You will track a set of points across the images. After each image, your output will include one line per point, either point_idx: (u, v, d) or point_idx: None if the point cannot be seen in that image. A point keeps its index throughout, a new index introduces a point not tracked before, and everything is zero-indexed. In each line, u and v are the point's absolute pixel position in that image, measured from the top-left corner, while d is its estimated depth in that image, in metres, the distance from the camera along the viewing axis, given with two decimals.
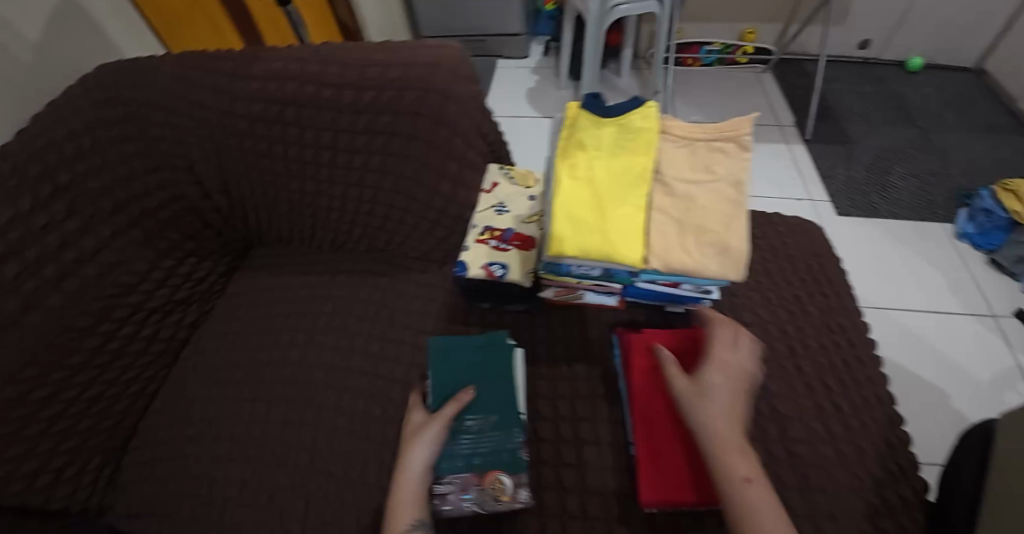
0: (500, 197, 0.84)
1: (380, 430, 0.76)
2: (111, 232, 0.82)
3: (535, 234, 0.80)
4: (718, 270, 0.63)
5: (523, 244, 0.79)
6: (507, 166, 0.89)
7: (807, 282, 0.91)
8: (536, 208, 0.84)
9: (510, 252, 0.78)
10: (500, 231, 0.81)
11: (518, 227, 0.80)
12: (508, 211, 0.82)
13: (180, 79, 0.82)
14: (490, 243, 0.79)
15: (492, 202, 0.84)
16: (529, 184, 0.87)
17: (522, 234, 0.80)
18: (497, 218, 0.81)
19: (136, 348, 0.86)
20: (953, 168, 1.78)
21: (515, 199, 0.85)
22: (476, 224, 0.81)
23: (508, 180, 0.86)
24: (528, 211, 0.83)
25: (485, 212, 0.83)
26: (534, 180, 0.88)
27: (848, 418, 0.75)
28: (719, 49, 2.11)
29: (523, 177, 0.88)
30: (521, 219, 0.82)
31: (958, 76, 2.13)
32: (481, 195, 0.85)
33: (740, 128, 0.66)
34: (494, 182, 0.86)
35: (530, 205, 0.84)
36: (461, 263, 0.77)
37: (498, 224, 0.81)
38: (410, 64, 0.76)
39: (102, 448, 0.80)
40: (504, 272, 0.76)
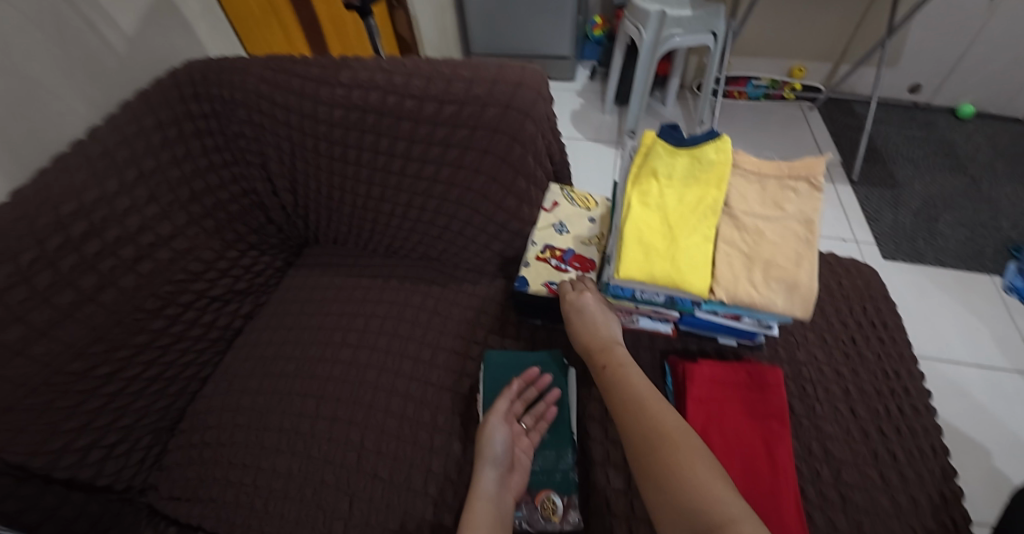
0: (560, 217, 0.86)
1: (426, 437, 0.77)
2: (185, 220, 0.86)
3: (595, 257, 0.81)
4: (785, 307, 0.63)
5: (583, 266, 0.80)
6: (569, 188, 0.90)
7: (863, 325, 0.90)
8: (597, 230, 0.85)
9: (571, 272, 0.79)
10: (560, 250, 0.83)
11: (578, 248, 0.82)
12: (568, 231, 0.84)
13: (267, 81, 0.84)
14: (551, 262, 0.81)
15: (552, 220, 0.85)
16: (591, 206, 0.88)
17: (583, 255, 0.81)
18: (558, 238, 0.83)
19: (196, 333, 0.89)
20: (1005, 220, 1.73)
21: (575, 219, 0.86)
22: (537, 243, 0.83)
23: (567, 200, 0.88)
24: (588, 233, 0.84)
25: (545, 231, 0.84)
26: (594, 202, 0.89)
27: (904, 468, 0.73)
28: (766, 85, 2.11)
29: (583, 199, 0.89)
30: (581, 240, 0.83)
31: (1013, 126, 2.08)
32: (541, 212, 0.87)
33: (814, 167, 0.66)
34: (554, 202, 0.87)
35: (591, 226, 0.85)
36: (522, 279, 0.79)
37: (559, 244, 0.83)
38: (494, 82, 0.77)
39: (154, 428, 0.83)
40: None
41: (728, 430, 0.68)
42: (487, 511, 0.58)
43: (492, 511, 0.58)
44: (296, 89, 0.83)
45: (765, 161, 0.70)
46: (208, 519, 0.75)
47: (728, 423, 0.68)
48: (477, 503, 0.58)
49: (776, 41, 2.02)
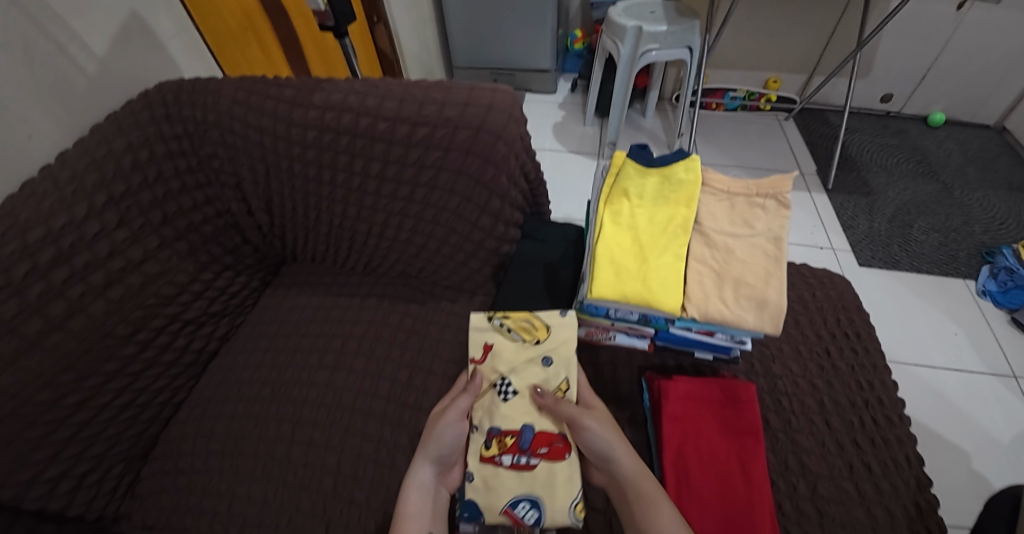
0: (502, 368, 0.76)
1: (404, 460, 0.76)
2: (157, 243, 0.84)
3: (558, 430, 0.71)
4: (755, 324, 0.63)
5: (546, 453, 0.70)
6: (502, 313, 0.79)
7: (836, 336, 0.91)
8: (549, 376, 0.75)
9: (533, 472, 0.69)
10: (513, 437, 0.71)
11: (535, 425, 0.71)
12: (513, 394, 0.74)
13: (238, 102, 0.84)
14: (503, 462, 0.69)
15: (493, 380, 0.75)
16: (534, 337, 0.77)
17: (542, 432, 0.71)
18: (506, 418, 0.72)
19: (169, 358, 0.87)
20: (977, 224, 1.78)
21: (521, 369, 0.76)
22: (480, 431, 0.72)
23: (504, 336, 0.78)
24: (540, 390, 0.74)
25: (488, 397, 0.74)
26: (540, 330, 0.77)
27: (878, 479, 0.74)
28: (743, 96, 2.15)
29: (525, 328, 0.78)
30: (534, 406, 0.73)
31: (982, 133, 2.14)
32: (476, 369, 0.76)
33: (781, 185, 0.68)
34: (488, 347, 0.77)
35: (545, 374, 0.75)
36: (471, 506, 0.68)
37: (508, 426, 0.72)
38: (466, 105, 0.78)
39: (125, 456, 0.81)
40: (533, 509, 0.67)
41: (703, 448, 0.69)
42: (423, 506, 0.64)
43: (426, 507, 0.64)
44: (269, 110, 0.83)
45: (734, 179, 0.71)
46: None
47: (704, 440, 0.69)
48: (412, 497, 0.64)
49: (750, 53, 2.07)
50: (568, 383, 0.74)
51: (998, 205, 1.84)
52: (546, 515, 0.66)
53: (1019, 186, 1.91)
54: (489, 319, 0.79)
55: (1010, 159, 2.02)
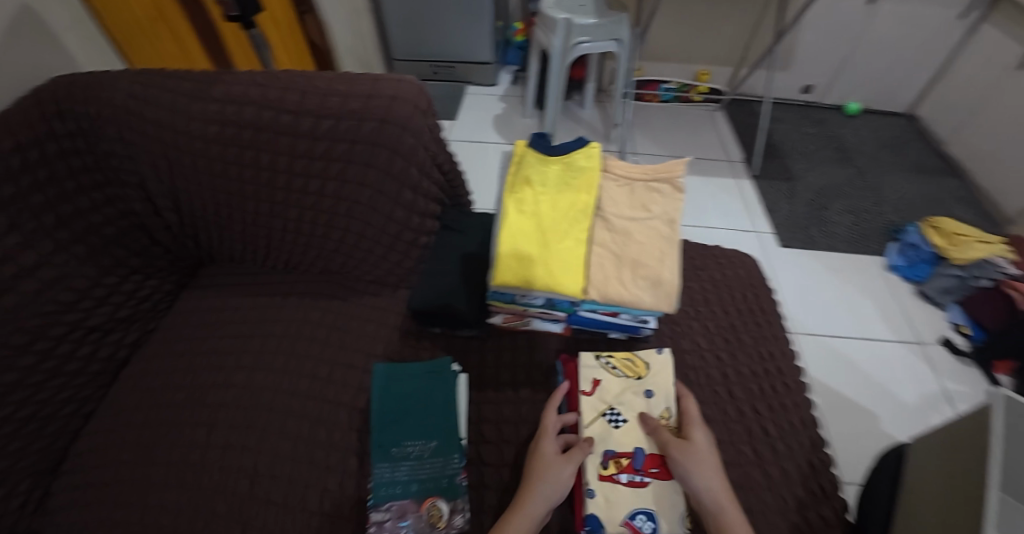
0: (609, 400, 0.72)
1: (323, 455, 0.76)
2: (53, 248, 0.79)
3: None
4: (651, 302, 0.67)
5: (659, 471, 0.66)
6: (606, 352, 0.77)
7: (742, 311, 0.97)
8: (655, 406, 0.71)
9: (648, 488, 0.64)
10: (626, 455, 0.67)
11: (647, 447, 0.68)
12: (624, 422, 0.70)
13: (134, 97, 0.81)
14: (621, 478, 0.65)
15: (600, 408, 0.71)
16: (638, 374, 0.75)
17: (654, 454, 0.67)
18: (616, 438, 0.68)
19: (73, 367, 0.83)
20: (886, 205, 1.92)
21: (625, 399, 0.72)
22: (595, 453, 0.67)
23: (610, 373, 0.75)
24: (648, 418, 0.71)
25: (598, 425, 0.70)
26: (642, 366, 0.75)
27: (775, 442, 0.80)
28: (675, 88, 2.23)
29: (627, 366, 0.76)
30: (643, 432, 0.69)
31: (892, 120, 2.32)
32: (583, 398, 0.72)
33: (674, 171, 0.72)
34: (596, 380, 0.74)
35: (648, 405, 0.71)
36: (594, 519, 0.62)
37: (623, 448, 0.68)
38: (371, 96, 0.78)
39: (29, 473, 0.76)
40: (650, 523, 0.62)
41: None
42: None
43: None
44: (167, 105, 0.80)
45: (634, 165, 0.75)
46: None
47: None
48: (521, 528, 0.58)
49: (680, 46, 2.15)
50: (671, 413, 0.71)
51: (904, 187, 2.00)
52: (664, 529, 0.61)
53: (922, 169, 2.08)
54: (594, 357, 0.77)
55: (916, 144, 2.20)
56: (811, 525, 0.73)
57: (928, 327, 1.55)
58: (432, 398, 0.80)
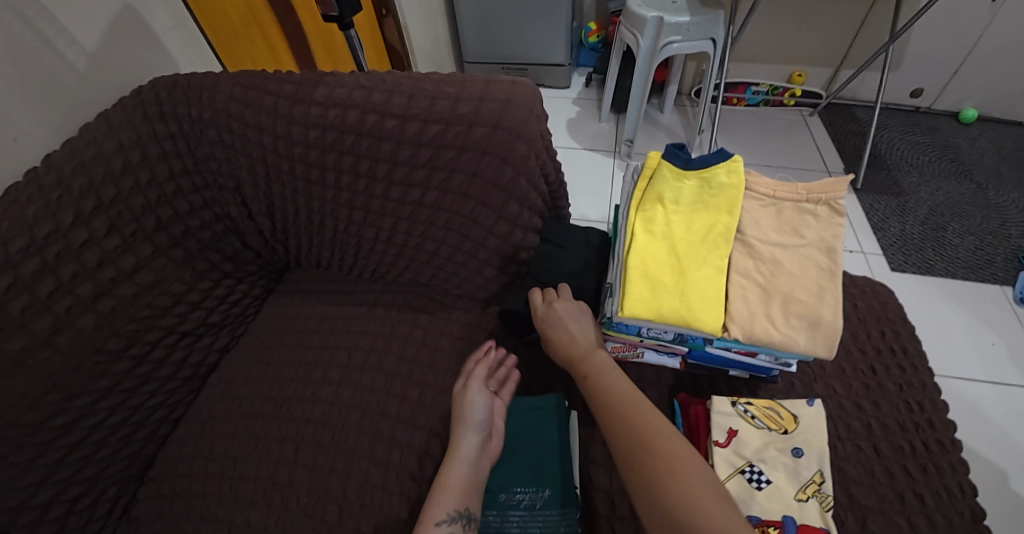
0: (748, 455, 0.62)
1: (413, 485, 0.71)
2: (151, 252, 0.78)
3: (824, 526, 0.56)
4: (806, 346, 0.57)
5: None
6: (742, 397, 0.66)
7: (881, 351, 0.84)
8: (806, 469, 0.60)
9: None
10: (774, 525, 0.57)
11: (800, 517, 0.57)
12: (768, 483, 0.59)
13: (238, 100, 0.78)
14: None
15: (738, 464, 0.61)
16: (783, 427, 0.64)
17: (808, 526, 0.57)
18: (761, 503, 0.58)
19: (165, 373, 0.82)
20: (1014, 227, 1.68)
21: (768, 455, 0.62)
22: None
23: (749, 422, 0.64)
24: (795, 481, 0.60)
25: (736, 485, 0.60)
26: (789, 418, 0.64)
27: (933, 514, 0.67)
28: (766, 90, 2.06)
29: (769, 416, 0.65)
30: (791, 497, 0.59)
31: (1019, 130, 2.04)
32: (716, 449, 0.62)
33: (835, 189, 0.60)
34: (731, 430, 0.63)
35: (796, 466, 0.60)
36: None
37: (768, 515, 0.57)
38: (482, 100, 0.72)
39: (120, 477, 0.76)
40: None
41: None
42: (461, 481, 0.62)
43: (466, 483, 0.61)
44: (268, 107, 0.77)
45: (778, 182, 0.64)
46: None
47: None
48: (455, 472, 0.62)
49: (773, 46, 1.98)
50: (826, 478, 0.59)
51: None
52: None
53: None
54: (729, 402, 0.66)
55: None
56: None
57: None
58: (542, 437, 0.74)
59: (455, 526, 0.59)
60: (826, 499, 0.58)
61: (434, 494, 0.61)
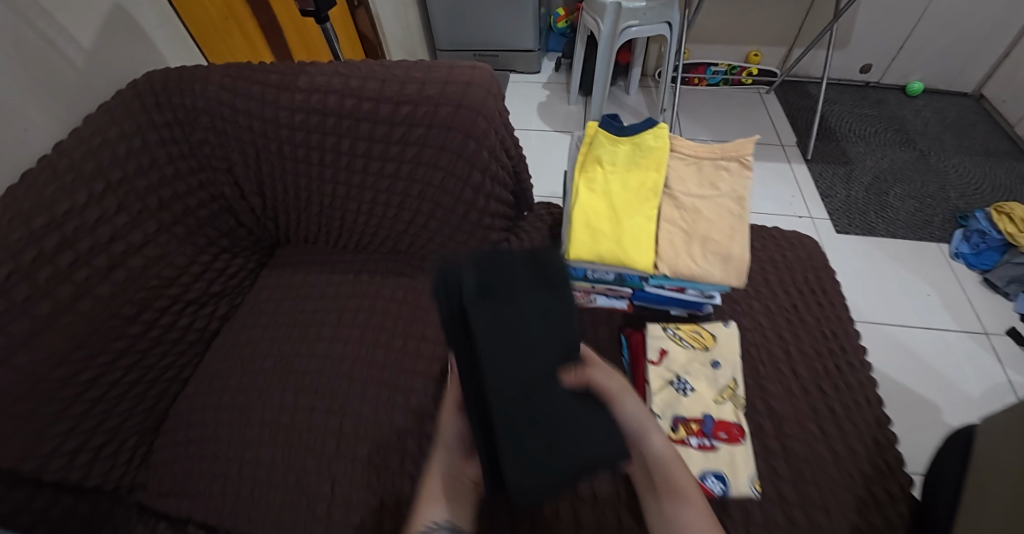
0: (676, 370, 0.80)
1: (401, 419, 0.82)
2: (156, 228, 0.87)
3: (736, 419, 0.76)
4: (720, 277, 0.69)
5: (727, 436, 0.74)
6: (672, 324, 0.85)
7: (804, 292, 0.97)
8: (721, 377, 0.79)
9: (719, 453, 0.73)
10: (695, 421, 0.76)
11: (715, 413, 0.76)
12: (692, 390, 0.78)
13: (227, 89, 0.86)
14: (692, 441, 0.75)
15: (669, 376, 0.80)
16: (706, 345, 0.82)
17: (721, 420, 0.75)
18: (686, 404, 0.77)
19: (174, 336, 0.91)
20: (952, 190, 1.83)
21: (692, 369, 0.80)
22: (665, 419, 0.77)
23: (676, 344, 0.83)
24: (713, 387, 0.79)
25: (667, 393, 0.78)
26: (709, 338, 0.83)
27: (841, 420, 0.80)
28: (725, 70, 2.19)
29: (694, 338, 0.83)
30: (711, 400, 0.78)
31: (959, 101, 2.18)
32: (652, 367, 0.81)
33: (743, 148, 0.72)
34: (663, 351, 0.82)
35: (715, 374, 0.79)
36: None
37: (691, 414, 0.77)
38: (446, 82, 0.82)
39: (138, 429, 0.86)
40: (723, 486, 0.71)
41: None
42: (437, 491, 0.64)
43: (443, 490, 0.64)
44: (256, 95, 0.86)
45: (701, 143, 0.75)
46: (196, 512, 0.78)
47: None
48: (432, 484, 0.65)
49: (729, 28, 2.10)
50: (737, 383, 0.78)
51: (973, 171, 1.89)
52: (733, 487, 0.70)
53: (991, 152, 1.96)
54: (661, 329, 0.85)
55: (985, 125, 2.07)
56: (879, 500, 0.74)
57: (995, 319, 1.48)
58: None
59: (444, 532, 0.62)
60: (737, 399, 0.77)
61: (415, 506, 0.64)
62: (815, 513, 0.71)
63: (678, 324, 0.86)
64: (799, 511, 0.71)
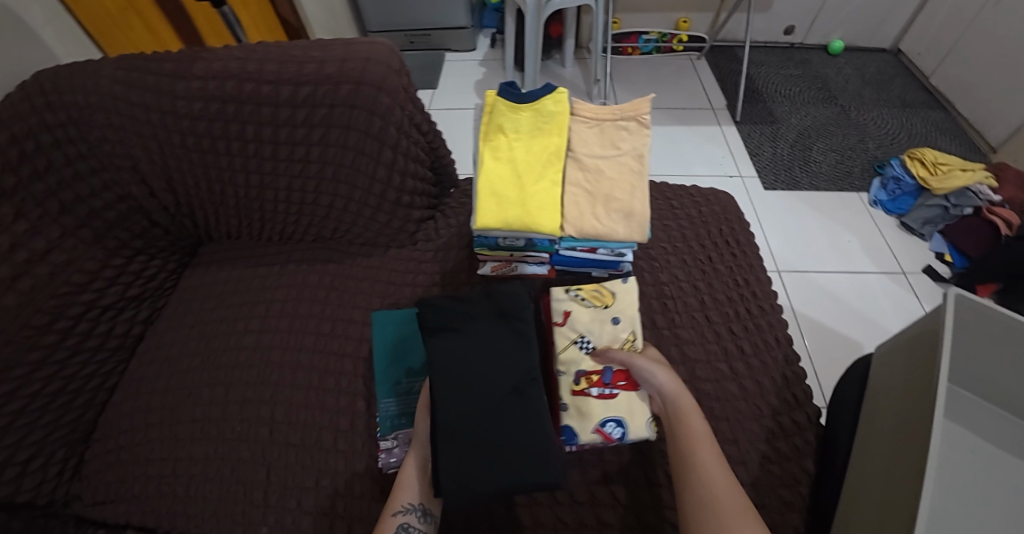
0: (579, 329, 0.82)
1: (333, 401, 0.83)
2: (60, 233, 0.83)
3: None
4: (625, 233, 0.73)
5: (627, 384, 0.76)
6: (575, 286, 0.87)
7: (718, 244, 1.02)
8: (622, 330, 0.82)
9: (618, 400, 0.74)
10: (596, 373, 0.77)
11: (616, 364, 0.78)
12: (593, 346, 0.80)
13: (121, 83, 0.83)
14: (592, 392, 0.75)
15: (571, 336, 0.82)
16: (607, 302, 0.85)
17: (621, 369, 0.77)
18: (586, 359, 0.79)
19: (93, 344, 0.88)
20: (871, 141, 1.91)
21: (594, 326, 0.83)
22: (567, 374, 0.78)
23: (580, 304, 0.85)
24: (615, 341, 0.81)
25: (570, 351, 0.80)
26: (609, 296, 0.85)
27: (749, 358, 0.87)
28: (656, 38, 2.22)
29: (595, 297, 0.86)
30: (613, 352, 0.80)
31: (878, 57, 2.27)
32: (555, 329, 0.83)
33: (639, 108, 0.77)
34: (566, 312, 0.84)
35: (615, 330, 0.82)
36: (570, 429, 0.74)
37: (591, 367, 0.78)
38: (345, 60, 0.82)
39: (66, 441, 0.82)
40: (621, 430, 0.73)
41: None
42: (417, 479, 0.65)
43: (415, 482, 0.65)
44: (150, 86, 0.83)
45: (601, 106, 0.80)
46: (133, 517, 0.77)
47: None
48: (409, 472, 0.66)
49: None
50: (636, 335, 0.81)
51: (890, 122, 1.98)
52: (631, 431, 0.72)
53: (908, 103, 2.05)
54: (566, 292, 0.87)
55: (903, 78, 2.17)
56: (786, 429, 0.81)
57: (913, 258, 1.56)
58: None
59: (410, 518, 0.63)
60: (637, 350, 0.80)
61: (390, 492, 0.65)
62: (727, 446, 0.79)
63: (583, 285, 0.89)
64: None
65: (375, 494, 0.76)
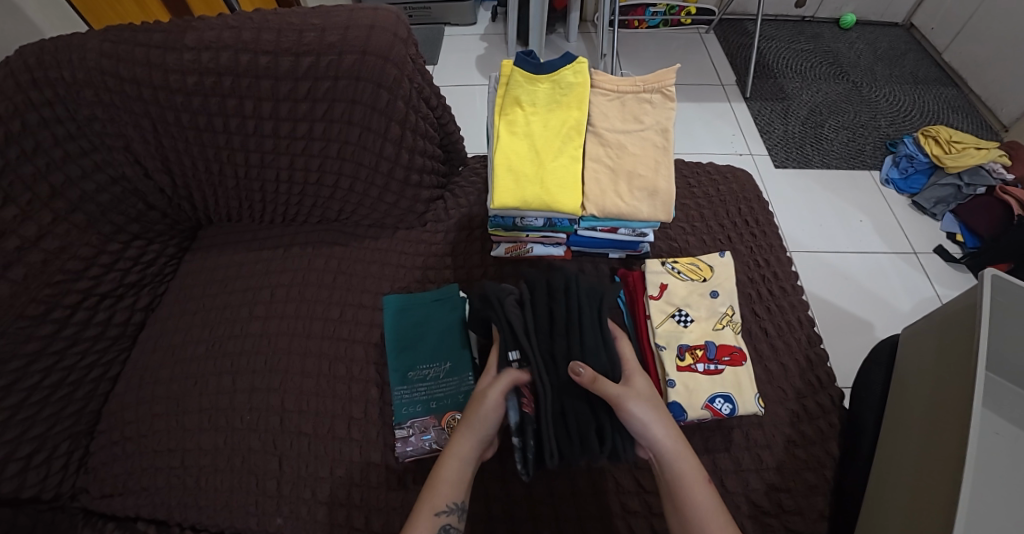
0: (676, 302, 0.81)
1: (345, 388, 0.80)
2: (52, 218, 0.79)
3: (736, 342, 0.78)
4: (649, 212, 0.70)
5: (732, 359, 0.76)
6: (671, 259, 0.85)
7: (737, 223, 1.00)
8: (722, 305, 0.81)
9: (725, 375, 0.74)
10: (699, 347, 0.77)
11: (717, 339, 0.78)
12: (692, 320, 0.79)
13: (108, 55, 0.77)
14: (698, 367, 0.75)
15: (668, 309, 0.80)
16: (704, 277, 0.84)
17: (724, 344, 0.77)
18: (687, 333, 0.77)
19: (92, 333, 0.85)
20: (883, 119, 1.86)
21: (694, 299, 0.81)
22: (670, 348, 0.76)
23: (675, 277, 0.83)
24: (712, 317, 0.80)
25: (668, 325, 0.78)
26: (707, 269, 0.84)
27: (773, 340, 0.86)
28: (663, 10, 2.11)
29: (692, 270, 0.84)
30: (711, 327, 0.79)
31: (890, 31, 2.20)
32: (651, 301, 0.81)
33: (664, 79, 0.74)
34: (663, 285, 0.82)
35: (714, 304, 0.81)
36: (676, 406, 0.71)
37: (694, 341, 0.77)
38: (347, 28, 0.77)
39: (69, 433, 0.79)
40: (728, 407, 0.72)
41: None
42: (462, 476, 0.59)
43: (461, 479, 0.59)
44: (140, 58, 0.77)
45: (622, 78, 0.77)
46: (143, 508, 0.75)
47: None
48: (451, 466, 0.59)
49: None
50: (735, 310, 0.80)
51: (903, 98, 1.93)
52: (740, 406, 0.72)
53: (920, 79, 2.00)
54: (660, 264, 0.85)
55: (915, 52, 2.11)
56: (811, 412, 0.79)
57: (926, 237, 1.52)
58: (444, 323, 0.84)
59: (451, 518, 0.58)
60: (736, 326, 0.79)
61: (427, 485, 0.59)
62: (751, 430, 0.77)
63: (675, 259, 0.87)
64: (735, 429, 0.77)
65: (392, 483, 0.74)
